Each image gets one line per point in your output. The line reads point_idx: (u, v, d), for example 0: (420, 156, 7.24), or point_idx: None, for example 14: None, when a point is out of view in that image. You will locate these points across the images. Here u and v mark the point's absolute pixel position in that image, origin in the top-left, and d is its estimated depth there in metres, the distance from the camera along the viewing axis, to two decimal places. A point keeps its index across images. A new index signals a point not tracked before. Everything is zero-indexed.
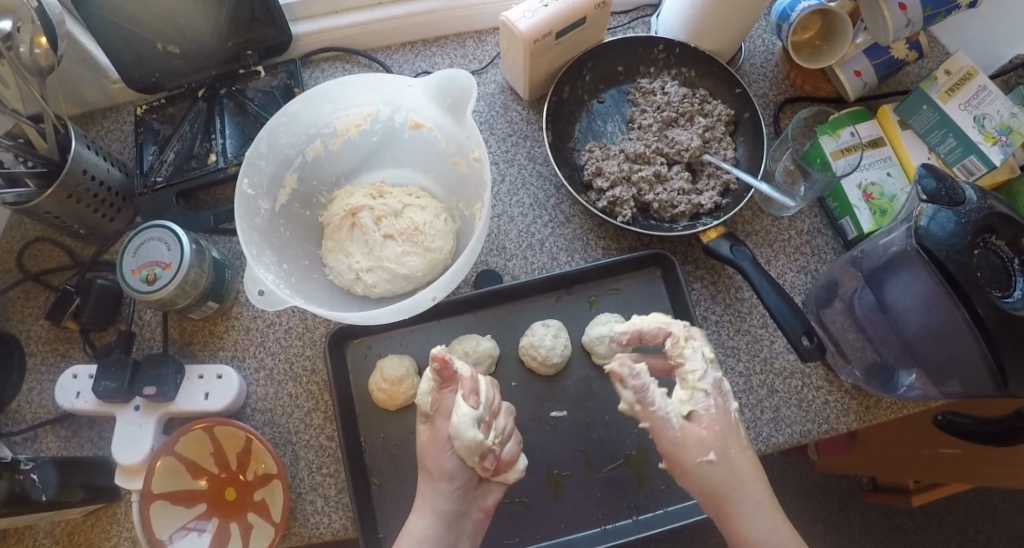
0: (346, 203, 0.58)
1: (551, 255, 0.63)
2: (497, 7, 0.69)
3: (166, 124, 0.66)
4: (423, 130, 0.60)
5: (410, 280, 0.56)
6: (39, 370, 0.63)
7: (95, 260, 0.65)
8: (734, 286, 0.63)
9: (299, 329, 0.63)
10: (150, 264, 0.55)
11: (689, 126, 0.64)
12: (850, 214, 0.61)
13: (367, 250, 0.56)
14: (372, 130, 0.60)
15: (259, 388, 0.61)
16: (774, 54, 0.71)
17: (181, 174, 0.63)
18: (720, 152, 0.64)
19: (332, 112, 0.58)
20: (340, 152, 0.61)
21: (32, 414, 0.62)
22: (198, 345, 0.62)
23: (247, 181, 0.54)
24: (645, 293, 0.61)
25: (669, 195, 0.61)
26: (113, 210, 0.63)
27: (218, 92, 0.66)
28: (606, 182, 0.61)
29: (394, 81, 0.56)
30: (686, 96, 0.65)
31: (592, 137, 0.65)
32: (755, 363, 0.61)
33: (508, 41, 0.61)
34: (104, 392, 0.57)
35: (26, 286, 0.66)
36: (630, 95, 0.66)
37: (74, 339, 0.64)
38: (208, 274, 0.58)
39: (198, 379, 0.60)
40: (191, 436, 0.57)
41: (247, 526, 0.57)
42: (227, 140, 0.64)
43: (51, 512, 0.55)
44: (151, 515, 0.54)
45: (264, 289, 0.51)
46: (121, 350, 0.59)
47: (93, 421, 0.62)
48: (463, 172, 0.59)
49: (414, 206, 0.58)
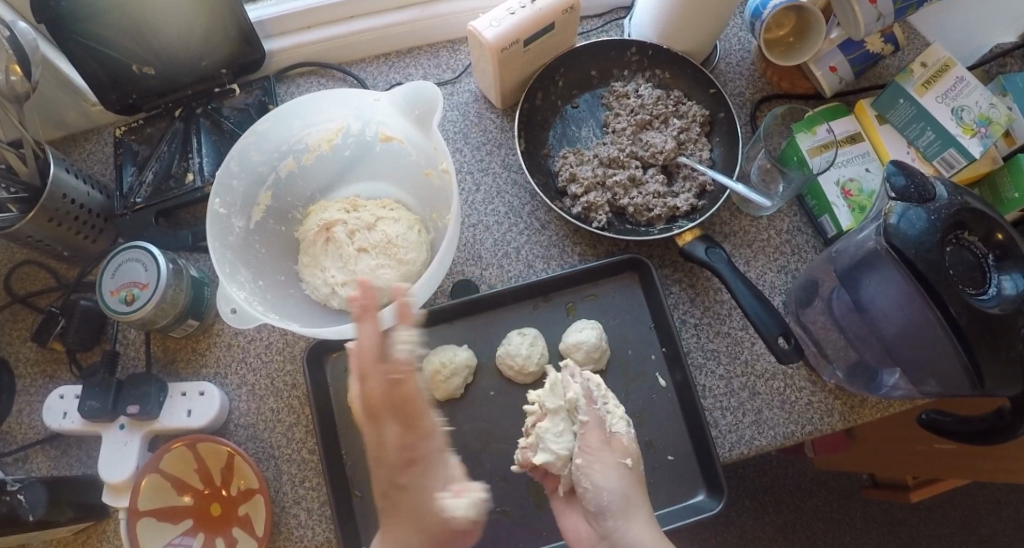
0: (320, 218, 0.58)
1: (528, 263, 0.62)
2: (469, 16, 0.69)
3: (145, 144, 0.67)
4: (394, 142, 0.60)
5: (385, 293, 0.56)
6: (28, 392, 0.65)
7: (79, 281, 0.66)
8: (713, 288, 0.62)
9: (279, 344, 0.63)
10: (128, 285, 0.56)
11: (663, 128, 0.64)
12: (828, 212, 0.61)
13: (342, 265, 0.56)
14: (345, 145, 0.60)
15: (242, 403, 0.61)
16: (750, 52, 0.70)
17: (159, 194, 0.64)
18: (696, 153, 0.63)
19: (303, 128, 0.59)
20: (314, 167, 0.61)
21: (23, 435, 0.63)
22: (181, 363, 0.63)
23: (219, 200, 0.55)
24: (623, 298, 0.61)
25: (644, 199, 0.61)
26: (95, 232, 0.64)
27: (195, 111, 0.67)
28: (580, 187, 0.61)
29: (363, 95, 0.56)
30: (659, 98, 0.64)
31: (567, 143, 0.65)
32: (736, 365, 0.60)
33: (477, 50, 0.61)
34: (89, 412, 0.58)
35: (14, 309, 0.67)
36: (604, 99, 0.66)
37: (61, 360, 0.65)
38: (187, 292, 0.59)
39: (181, 396, 0.60)
40: (174, 453, 0.57)
41: (232, 540, 0.57)
42: (204, 159, 0.65)
43: (39, 531, 0.56)
44: (138, 532, 0.55)
45: (237, 307, 0.51)
46: (105, 370, 0.60)
47: (81, 440, 0.63)
48: (435, 183, 0.59)
49: (388, 219, 0.58)
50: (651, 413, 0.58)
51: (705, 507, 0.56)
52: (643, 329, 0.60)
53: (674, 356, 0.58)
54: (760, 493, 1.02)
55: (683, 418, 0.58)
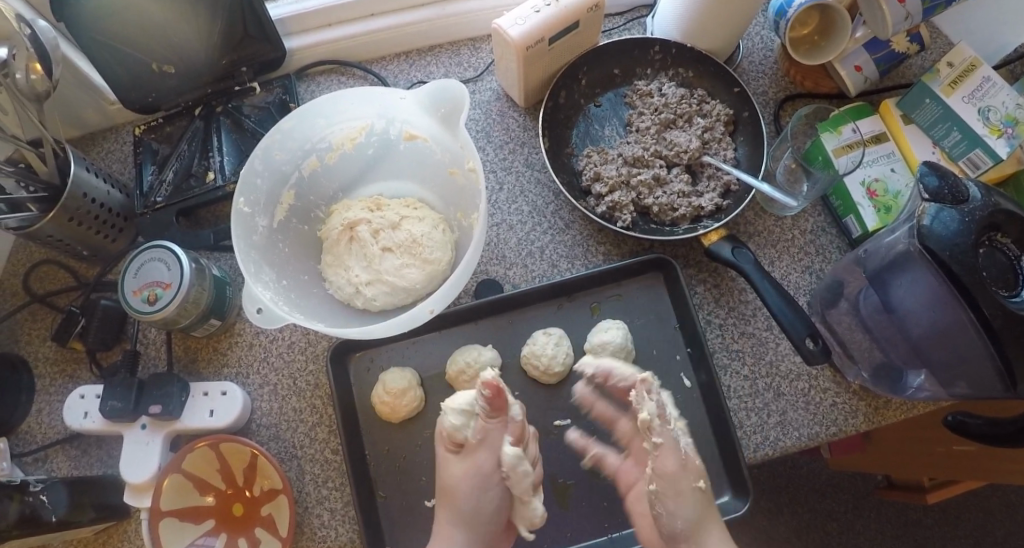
0: (344, 217, 0.58)
1: (551, 263, 0.62)
2: (490, 14, 0.69)
3: (164, 143, 0.66)
4: (418, 141, 0.59)
5: (410, 292, 0.56)
6: (48, 391, 0.64)
7: (99, 281, 0.65)
8: (737, 288, 0.62)
9: (302, 344, 0.63)
10: (150, 284, 0.55)
11: (687, 127, 0.63)
12: (853, 212, 0.60)
13: (366, 264, 0.56)
14: (368, 143, 0.60)
15: (264, 403, 0.61)
16: (773, 50, 0.70)
17: (180, 193, 0.64)
18: (720, 153, 0.63)
19: (326, 127, 0.58)
20: (336, 166, 0.61)
21: (42, 434, 0.63)
22: (202, 363, 0.63)
23: (243, 199, 0.55)
24: (646, 298, 0.61)
25: (669, 198, 0.60)
26: (115, 231, 0.64)
27: (215, 110, 0.66)
28: (604, 187, 0.61)
29: (388, 94, 0.56)
30: (683, 97, 0.64)
31: (590, 142, 0.65)
32: (760, 366, 0.60)
33: (501, 49, 0.61)
34: (111, 412, 0.58)
35: (32, 308, 0.66)
36: (627, 98, 0.65)
37: (81, 360, 0.65)
38: (209, 291, 0.59)
39: (203, 396, 0.60)
40: (197, 453, 0.57)
41: (255, 540, 0.57)
42: (225, 158, 0.65)
43: (61, 532, 0.56)
44: (161, 532, 0.55)
45: (263, 309, 0.51)
46: (127, 370, 0.60)
47: (102, 440, 0.63)
48: (460, 182, 0.59)
49: (411, 218, 0.58)
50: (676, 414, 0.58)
51: (730, 508, 0.56)
52: (667, 330, 0.60)
53: (699, 357, 0.58)
54: (776, 493, 1.02)
55: (708, 420, 0.58)
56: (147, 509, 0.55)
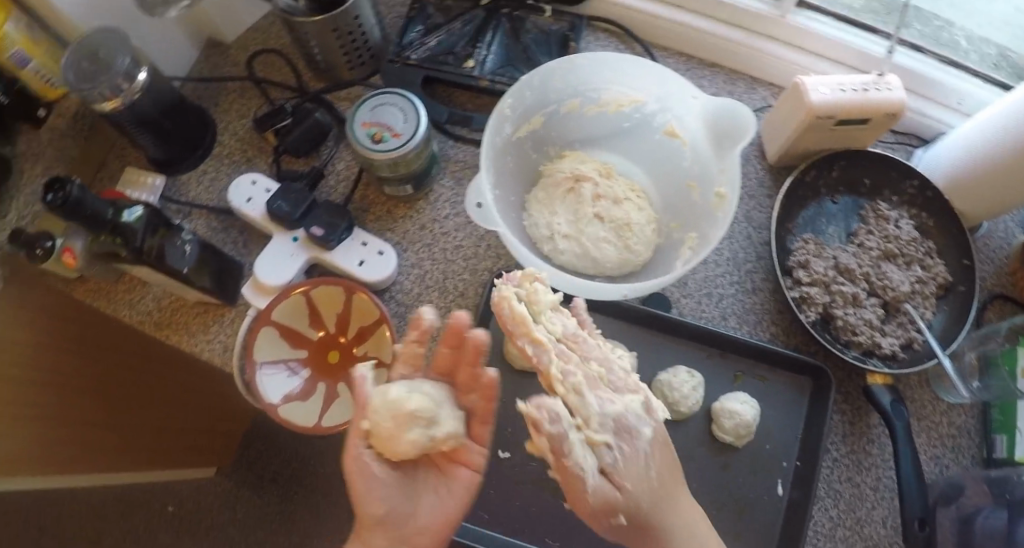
0: (574, 167, 0.59)
1: (722, 314, 0.61)
2: (791, 69, 0.66)
3: (440, 13, 0.66)
4: (675, 141, 0.60)
5: (597, 265, 0.57)
6: (221, 161, 0.67)
7: (318, 95, 0.66)
8: (868, 436, 0.61)
9: (468, 252, 0.61)
10: (380, 125, 0.57)
11: (903, 268, 0.62)
12: (1010, 433, 0.58)
13: (572, 219, 0.58)
14: (628, 117, 0.60)
15: (405, 283, 0.61)
16: (1010, 244, 0.68)
17: (435, 62, 0.64)
18: (921, 309, 0.61)
19: (608, 83, 0.58)
20: (589, 119, 0.61)
21: (197, 193, 0.66)
22: (371, 217, 0.63)
23: (509, 101, 0.55)
24: (785, 395, 0.60)
25: (856, 321, 0.60)
26: (357, 62, 0.66)
27: (501, 10, 0.66)
28: (807, 276, 0.61)
29: (682, 87, 0.56)
30: (916, 240, 0.63)
31: (811, 229, 0.64)
32: (849, 516, 0.59)
33: (789, 103, 0.61)
34: (276, 210, 0.60)
35: (245, 85, 0.69)
36: (863, 210, 0.64)
37: (265, 152, 0.66)
38: (422, 163, 0.59)
39: (360, 245, 0.60)
40: (329, 289, 0.58)
41: (334, 393, 0.59)
42: (490, 55, 0.64)
43: (173, 280, 0.58)
44: (258, 335, 0.56)
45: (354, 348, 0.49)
46: (307, 184, 0.62)
47: (244, 230, 0.65)
48: (693, 198, 0.59)
49: (633, 203, 0.59)
50: (754, 510, 0.57)
51: None
52: (788, 434, 0.59)
53: (804, 476, 0.57)
54: None
55: (781, 532, 0.56)
56: (259, 309, 0.58)
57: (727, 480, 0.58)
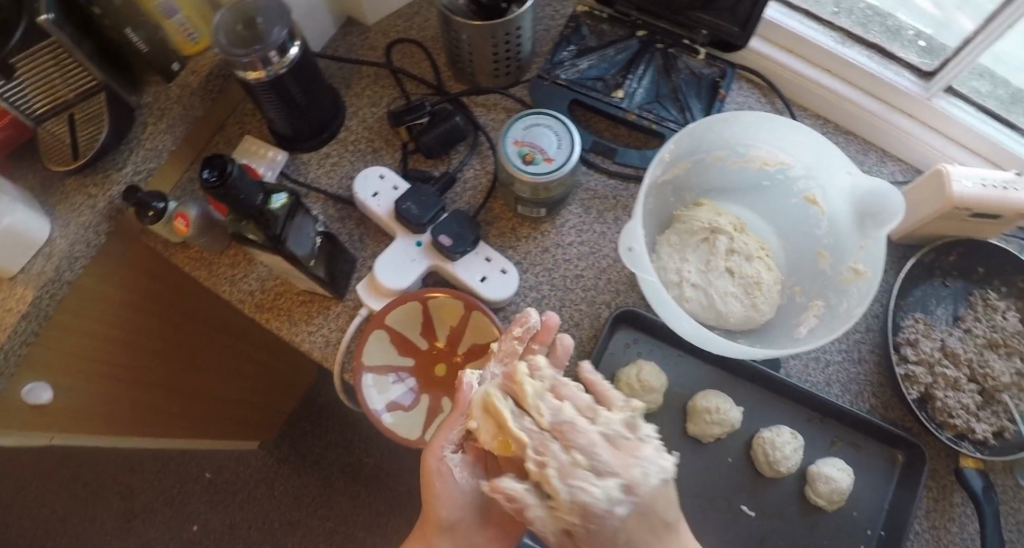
0: (711, 218, 0.59)
1: (828, 380, 0.63)
2: (927, 149, 0.66)
3: (593, 36, 0.66)
4: (812, 208, 0.60)
5: (723, 319, 0.57)
6: (345, 147, 0.65)
7: (455, 97, 0.65)
8: (952, 516, 0.62)
9: (589, 282, 0.60)
10: (533, 146, 0.57)
11: (1005, 358, 0.63)
12: None
13: (704, 268, 0.58)
14: (770, 176, 0.61)
15: (523, 304, 0.60)
16: None
17: (582, 87, 0.63)
18: (1019, 401, 0.62)
19: (760, 141, 0.59)
20: (730, 171, 0.62)
21: (316, 177, 0.65)
22: (494, 232, 0.62)
23: (670, 148, 0.56)
24: (878, 467, 0.61)
25: (955, 404, 0.61)
26: (502, 71, 0.64)
27: (655, 44, 0.65)
28: (915, 356, 0.62)
29: (838, 161, 0.56)
30: (1021, 333, 0.64)
31: (920, 309, 0.65)
32: None
33: (925, 188, 0.63)
34: (404, 212, 0.59)
35: (380, 72, 0.67)
36: (972, 297, 0.65)
37: (394, 144, 0.65)
38: (564, 189, 0.59)
39: (482, 260, 0.60)
40: (449, 302, 0.58)
41: (438, 407, 0.59)
42: (639, 88, 0.63)
43: (293, 269, 0.57)
44: (371, 339, 0.56)
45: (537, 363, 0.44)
46: (438, 189, 0.61)
47: (361, 222, 0.64)
48: (821, 268, 0.60)
49: (763, 262, 0.59)
50: None
51: None
52: (875, 504, 0.60)
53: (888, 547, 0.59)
54: None
55: None
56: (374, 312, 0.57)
57: (813, 540, 0.59)
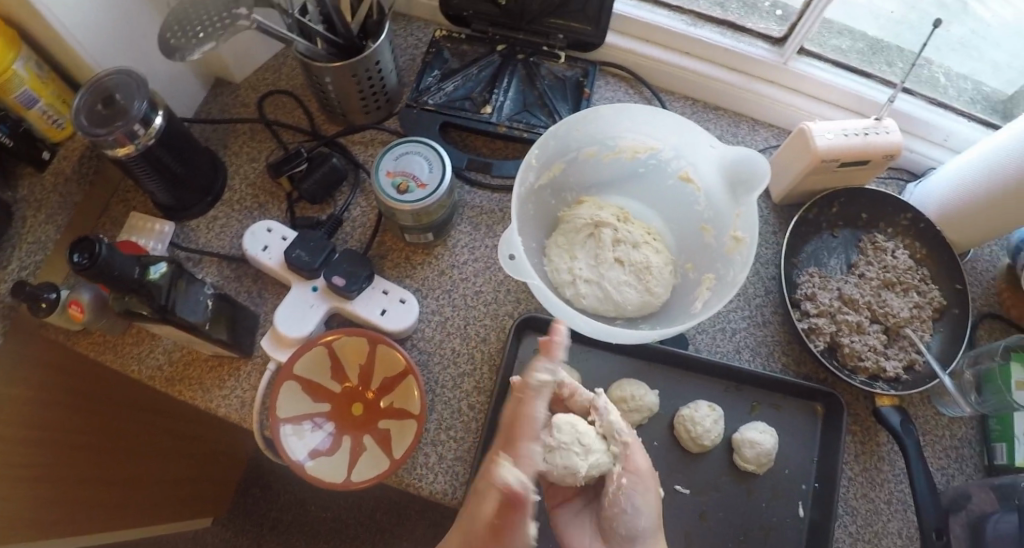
0: (594, 212, 0.61)
1: (737, 347, 0.65)
2: (791, 110, 0.69)
3: (456, 58, 0.67)
4: (689, 185, 0.62)
5: (621, 308, 0.58)
6: (231, 207, 0.66)
7: (332, 140, 0.67)
8: (879, 455, 0.64)
9: (488, 296, 0.62)
10: (406, 174, 0.58)
11: (901, 295, 0.66)
12: (1008, 442, 0.62)
13: (594, 262, 0.59)
14: (644, 162, 0.63)
15: (429, 329, 0.61)
16: (996, 268, 0.73)
17: (451, 108, 0.65)
18: (921, 332, 0.65)
19: (625, 130, 0.61)
20: (606, 163, 0.64)
21: (207, 241, 0.65)
22: (389, 264, 0.63)
23: (535, 151, 0.57)
24: (801, 421, 0.63)
25: (861, 347, 0.63)
26: (372, 106, 0.66)
27: (515, 55, 0.67)
28: (814, 308, 0.64)
29: (699, 136, 0.58)
30: (911, 268, 0.67)
31: (814, 263, 0.67)
32: (867, 532, 0.61)
33: (795, 147, 0.65)
34: (295, 260, 0.60)
35: (255, 128, 0.68)
36: (861, 243, 0.68)
37: (279, 196, 0.66)
38: (446, 210, 0.60)
39: (380, 293, 0.61)
40: (354, 340, 0.58)
41: (360, 448, 0.57)
42: (506, 100, 0.65)
43: (191, 336, 0.57)
44: (281, 390, 0.56)
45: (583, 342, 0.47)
46: (325, 232, 0.62)
47: (259, 277, 0.64)
48: (707, 241, 0.62)
49: (650, 245, 0.61)
50: (777, 534, 0.59)
51: None
52: (805, 458, 0.62)
53: (824, 496, 0.60)
54: None
55: None
56: (281, 363, 0.57)
57: (752, 507, 0.60)
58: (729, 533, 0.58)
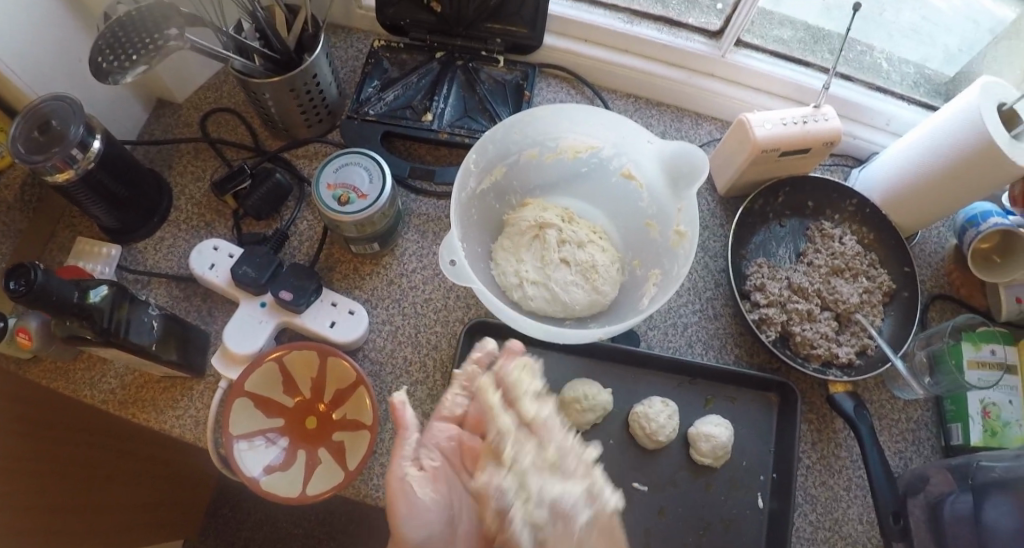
0: (538, 214, 0.61)
1: (689, 341, 0.65)
2: (732, 103, 0.69)
3: (396, 67, 0.68)
4: (632, 182, 0.63)
5: (569, 308, 0.58)
6: (179, 226, 0.66)
7: (276, 155, 0.67)
8: (836, 441, 0.64)
9: (438, 302, 0.62)
10: (345, 186, 0.57)
11: (851, 281, 0.66)
12: (961, 421, 0.63)
13: (540, 263, 0.59)
14: (586, 161, 0.63)
15: (379, 338, 0.61)
16: (944, 249, 0.74)
17: (393, 117, 0.65)
18: (871, 317, 0.65)
19: (565, 131, 0.61)
20: (549, 164, 0.64)
21: (155, 262, 0.64)
22: (338, 275, 0.63)
23: (474, 156, 0.58)
24: (756, 412, 0.63)
25: (813, 335, 0.63)
26: (315, 119, 0.66)
27: (455, 61, 0.68)
28: (764, 299, 0.64)
29: (637, 133, 0.59)
30: (859, 254, 0.67)
31: (762, 254, 0.68)
32: (827, 519, 0.62)
33: (737, 139, 0.65)
34: (241, 276, 0.59)
35: (199, 146, 0.69)
36: (809, 231, 0.69)
37: (224, 215, 0.66)
38: (390, 219, 0.60)
39: (329, 305, 0.60)
40: (303, 353, 0.58)
41: (316, 461, 0.56)
42: (447, 107, 0.66)
43: (140, 359, 0.56)
44: (234, 408, 0.55)
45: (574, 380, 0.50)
46: (271, 247, 0.62)
47: (209, 296, 0.64)
48: (653, 236, 0.62)
49: (596, 244, 0.61)
50: (736, 526, 0.59)
51: None
52: (763, 448, 0.62)
53: (781, 485, 0.60)
54: None
55: (765, 542, 0.59)
56: (232, 381, 0.57)
57: (710, 500, 0.60)
58: (689, 527, 0.58)
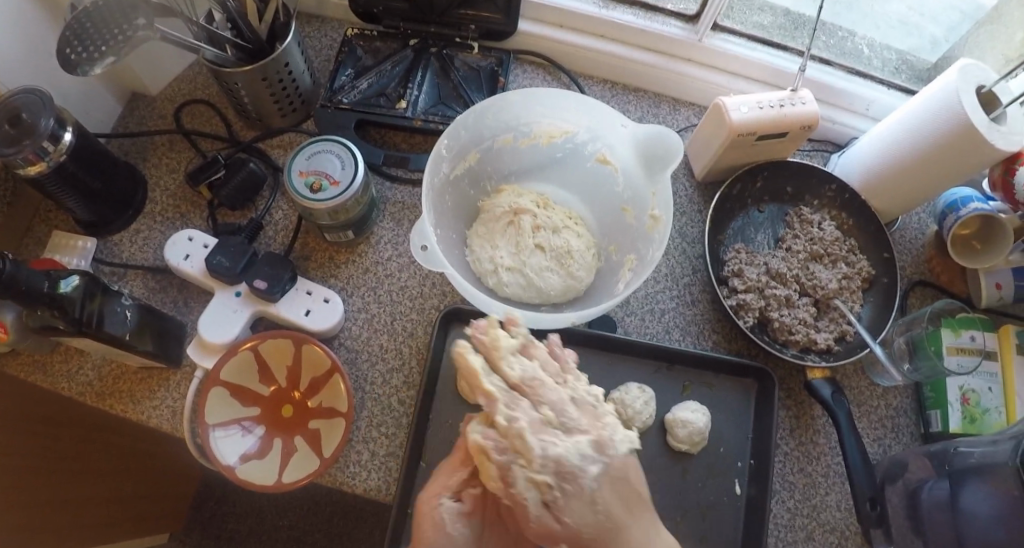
0: (513, 201, 0.61)
1: (666, 327, 0.65)
2: (709, 88, 0.69)
3: (370, 55, 0.68)
4: (607, 167, 0.62)
5: (543, 294, 0.58)
6: (155, 217, 0.66)
7: (251, 145, 0.67)
8: (814, 427, 0.64)
9: (414, 291, 0.62)
10: (318, 173, 0.57)
11: (830, 267, 0.66)
12: (941, 407, 0.62)
13: (514, 250, 0.59)
14: (560, 147, 0.63)
15: (355, 327, 0.61)
16: (924, 235, 0.73)
17: (366, 106, 0.65)
18: (850, 303, 0.65)
19: (539, 116, 0.61)
20: (523, 151, 0.64)
21: (130, 254, 0.64)
22: (313, 265, 0.63)
23: (445, 142, 0.58)
24: (735, 398, 0.63)
25: (791, 320, 0.63)
26: (289, 109, 0.66)
27: (429, 49, 0.67)
28: (742, 284, 0.64)
29: (611, 117, 0.59)
30: (838, 239, 0.67)
31: (741, 239, 0.68)
32: (805, 505, 0.61)
33: (713, 124, 0.65)
34: (215, 266, 0.59)
35: (174, 138, 0.68)
36: (788, 217, 0.68)
37: (199, 205, 0.66)
38: (363, 207, 0.60)
39: (304, 294, 0.60)
40: (278, 343, 0.58)
41: (291, 449, 0.56)
42: (421, 94, 0.65)
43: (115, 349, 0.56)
44: (208, 399, 0.55)
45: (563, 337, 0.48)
46: (246, 237, 0.62)
47: (184, 287, 0.64)
48: (628, 222, 0.62)
49: (571, 230, 0.61)
50: (715, 512, 0.59)
51: None
52: (741, 434, 0.61)
53: (759, 470, 0.60)
54: None
55: (743, 528, 0.58)
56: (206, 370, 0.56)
57: (688, 487, 0.59)
58: (666, 513, 0.58)
